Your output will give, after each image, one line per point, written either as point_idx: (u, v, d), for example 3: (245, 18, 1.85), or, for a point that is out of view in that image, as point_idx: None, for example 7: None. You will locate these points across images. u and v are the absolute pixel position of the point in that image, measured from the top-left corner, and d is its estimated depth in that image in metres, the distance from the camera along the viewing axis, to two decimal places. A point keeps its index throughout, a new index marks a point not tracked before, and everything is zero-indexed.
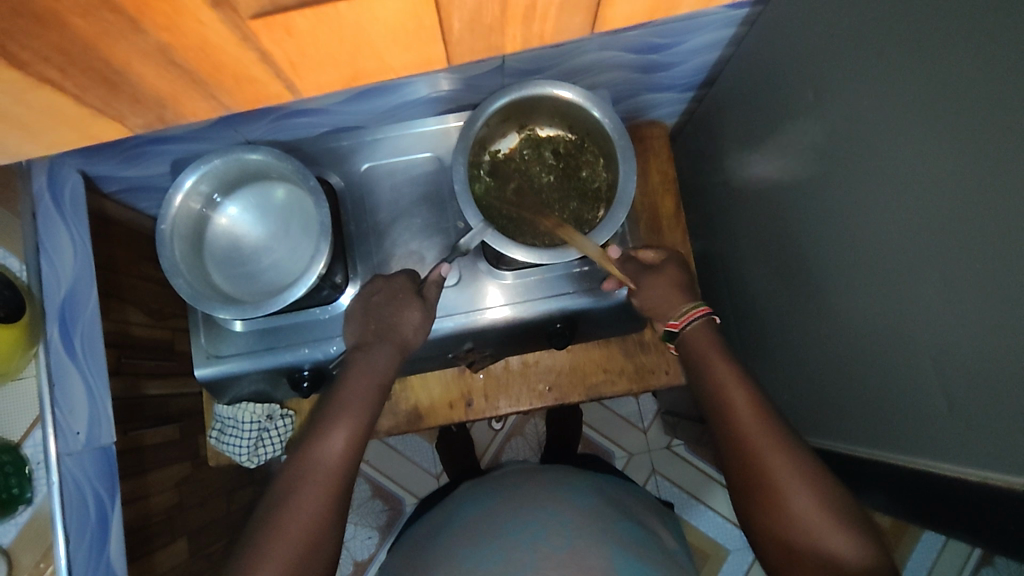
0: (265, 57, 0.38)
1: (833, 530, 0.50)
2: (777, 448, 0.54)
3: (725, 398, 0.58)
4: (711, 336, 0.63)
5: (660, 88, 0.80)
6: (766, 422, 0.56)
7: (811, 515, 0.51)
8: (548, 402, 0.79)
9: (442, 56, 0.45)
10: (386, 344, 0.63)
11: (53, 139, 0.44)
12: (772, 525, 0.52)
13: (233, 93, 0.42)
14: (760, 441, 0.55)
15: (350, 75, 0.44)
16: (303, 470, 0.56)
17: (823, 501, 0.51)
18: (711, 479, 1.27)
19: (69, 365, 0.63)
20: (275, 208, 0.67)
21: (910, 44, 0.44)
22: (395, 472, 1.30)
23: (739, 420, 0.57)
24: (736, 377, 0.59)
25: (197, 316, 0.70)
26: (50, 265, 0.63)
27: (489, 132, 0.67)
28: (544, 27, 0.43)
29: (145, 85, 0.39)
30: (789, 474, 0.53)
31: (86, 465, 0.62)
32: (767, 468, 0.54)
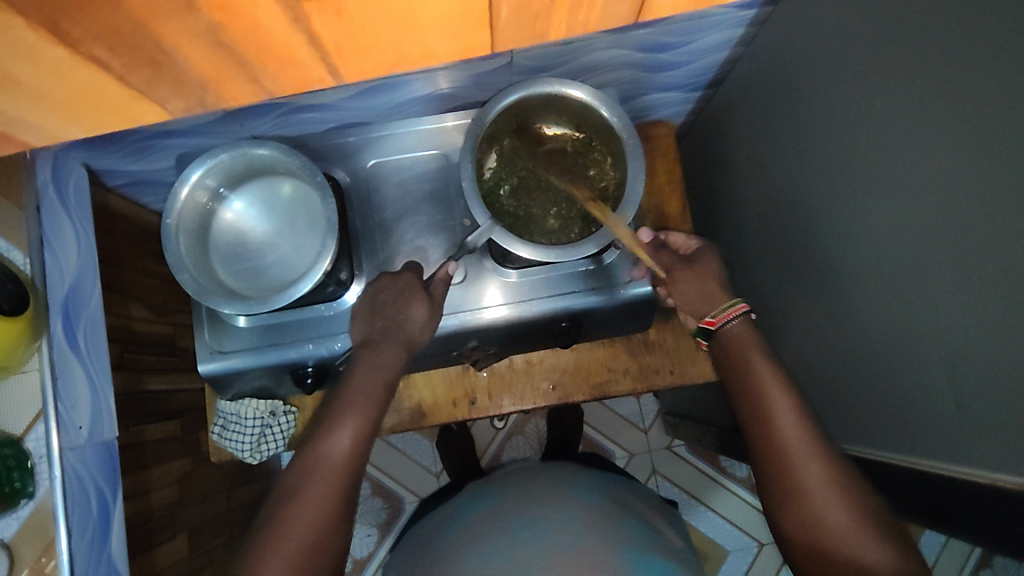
0: (312, 39, 0.40)
1: (863, 537, 0.49)
2: (811, 454, 0.53)
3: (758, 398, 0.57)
4: (750, 337, 0.61)
5: (667, 88, 0.80)
6: (801, 422, 0.54)
7: (840, 522, 0.50)
8: (551, 400, 0.80)
9: (485, 43, 0.47)
10: (393, 342, 0.63)
11: (93, 117, 0.45)
12: (797, 528, 0.52)
13: (268, 76, 0.44)
14: (793, 442, 0.54)
15: (392, 59, 0.46)
16: (308, 467, 0.56)
17: (856, 508, 0.50)
18: (712, 479, 1.27)
19: (72, 359, 0.62)
20: (281, 204, 0.66)
21: (920, 44, 0.44)
22: (396, 470, 1.30)
23: (773, 422, 0.55)
24: (772, 376, 0.57)
25: (201, 311, 0.69)
26: (54, 258, 0.62)
27: (496, 129, 0.67)
28: (589, 16, 0.45)
29: (190, 64, 0.41)
30: (822, 479, 0.52)
31: (87, 460, 0.62)
32: (798, 469, 0.52)
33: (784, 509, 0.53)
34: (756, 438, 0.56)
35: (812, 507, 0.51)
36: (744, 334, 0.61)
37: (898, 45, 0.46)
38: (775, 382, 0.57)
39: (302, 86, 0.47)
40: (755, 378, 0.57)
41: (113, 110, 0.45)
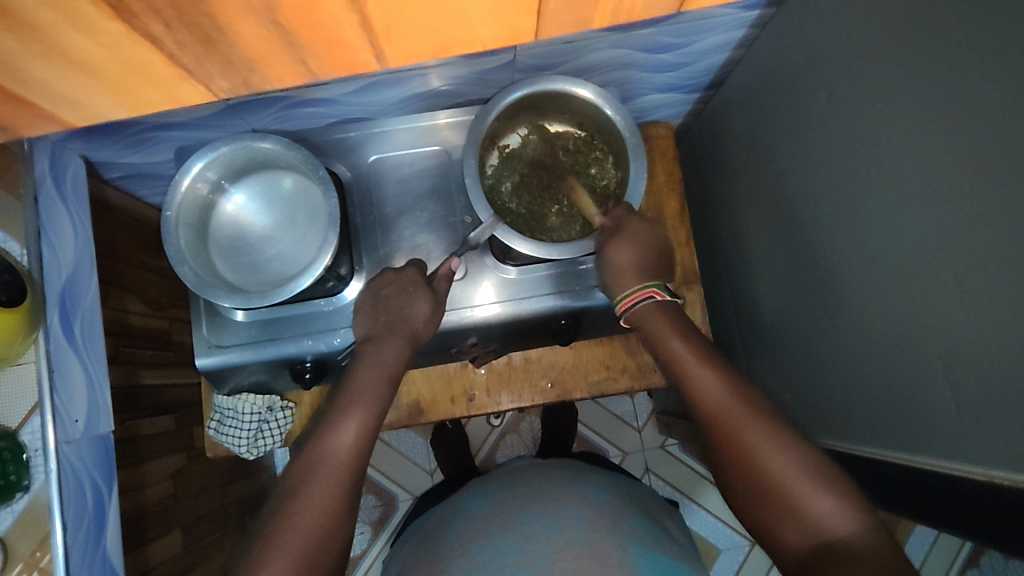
0: (364, 20, 0.40)
1: (811, 489, 0.49)
2: (746, 418, 0.54)
3: (687, 374, 0.58)
4: (659, 315, 0.62)
5: (667, 89, 0.80)
6: (731, 390, 0.56)
7: (785, 478, 0.50)
8: (549, 398, 0.80)
9: (530, 29, 0.47)
10: (396, 337, 0.63)
11: (135, 97, 0.45)
12: (751, 495, 0.52)
13: (309, 60, 0.44)
14: (731, 410, 0.55)
15: (440, 42, 0.46)
16: (313, 462, 0.56)
17: (800, 461, 0.50)
18: (704, 478, 1.28)
19: (69, 352, 0.62)
20: (282, 197, 0.66)
21: (920, 47, 0.45)
22: (389, 467, 1.29)
23: (706, 396, 0.56)
24: (690, 346, 0.59)
25: (199, 305, 0.69)
26: (50, 250, 0.62)
27: (499, 126, 0.67)
28: (635, 3, 0.45)
29: (243, 44, 0.41)
30: (762, 438, 0.52)
31: (83, 453, 0.61)
32: (738, 434, 0.53)
33: (734, 478, 0.53)
34: (699, 411, 0.57)
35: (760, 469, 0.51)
36: (651, 310, 0.62)
37: (898, 48, 0.47)
38: (696, 354, 0.58)
39: (344, 70, 0.47)
40: (675, 352, 0.59)
41: (145, 91, 0.45)
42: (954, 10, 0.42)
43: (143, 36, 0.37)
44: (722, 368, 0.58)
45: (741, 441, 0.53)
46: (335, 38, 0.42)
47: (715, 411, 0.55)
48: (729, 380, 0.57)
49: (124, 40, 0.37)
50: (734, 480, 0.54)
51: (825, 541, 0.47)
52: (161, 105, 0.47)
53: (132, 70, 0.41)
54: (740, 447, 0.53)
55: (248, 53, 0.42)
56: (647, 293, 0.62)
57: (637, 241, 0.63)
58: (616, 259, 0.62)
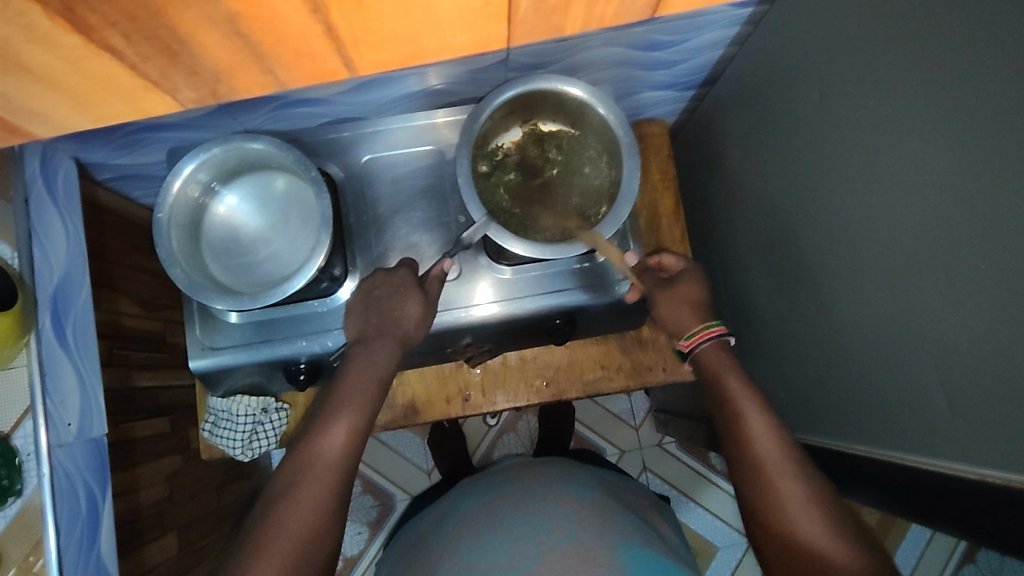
0: (328, 31, 0.39)
1: (837, 548, 0.49)
2: (787, 471, 0.54)
3: (738, 416, 0.58)
4: (722, 356, 0.63)
5: (661, 87, 0.80)
6: (777, 441, 0.56)
7: (820, 538, 0.50)
8: (545, 397, 0.80)
9: (500, 35, 0.46)
10: (387, 339, 0.63)
11: (105, 107, 0.45)
12: (776, 543, 0.53)
13: (278, 69, 0.44)
14: (771, 458, 0.55)
15: (408, 51, 0.45)
16: (302, 465, 0.56)
17: (832, 523, 0.51)
18: (701, 476, 1.28)
19: (61, 356, 0.61)
20: (275, 198, 0.66)
21: (914, 45, 0.44)
22: (386, 467, 1.29)
23: (754, 440, 0.57)
24: (747, 391, 0.60)
25: (193, 307, 0.69)
26: (43, 253, 0.62)
27: (493, 126, 0.67)
28: (606, 11, 0.45)
29: (206, 54, 0.40)
30: (799, 493, 0.53)
31: (76, 457, 0.61)
32: (776, 486, 0.54)
33: (763, 526, 0.54)
34: (739, 456, 0.57)
35: (792, 521, 0.52)
36: (715, 351, 0.64)
37: (891, 46, 0.47)
38: (750, 398, 0.59)
39: (316, 79, 0.46)
40: (732, 393, 0.60)
41: (114, 102, 0.44)
42: (946, 8, 0.41)
43: (104, 49, 0.37)
44: (771, 417, 0.58)
45: (774, 490, 0.53)
46: (304, 48, 0.41)
47: (753, 456, 0.56)
48: (777, 431, 0.57)
49: (82, 52, 0.37)
50: (760, 525, 0.54)
51: None
52: (130, 115, 0.47)
53: (112, 80, 0.41)
54: (774, 492, 0.53)
55: (221, 62, 0.42)
56: (715, 332, 0.64)
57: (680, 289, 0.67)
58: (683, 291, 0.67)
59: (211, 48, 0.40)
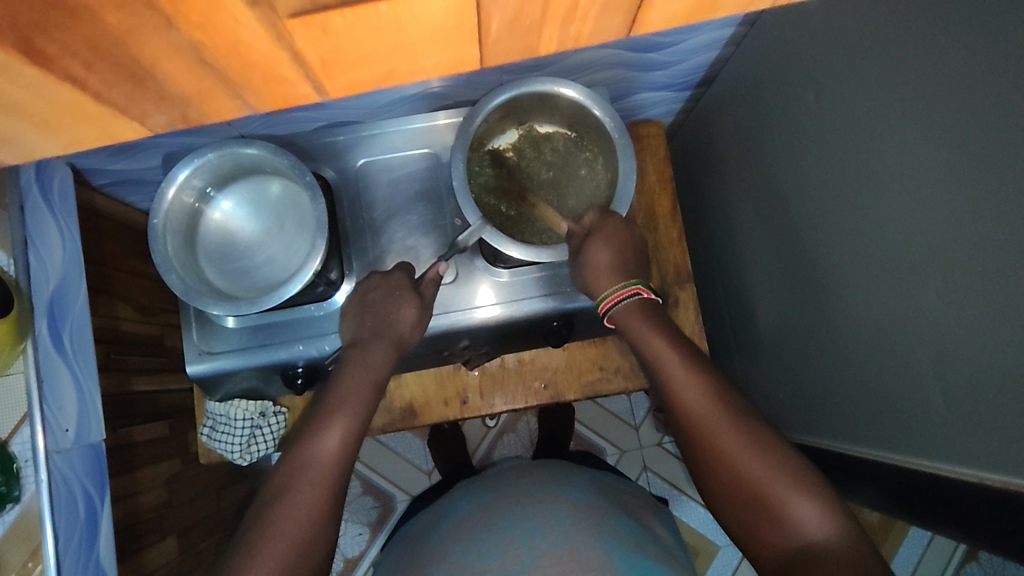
0: (296, 56, 0.37)
1: (791, 496, 0.49)
2: (725, 423, 0.54)
3: (667, 373, 0.58)
4: (632, 316, 0.62)
5: (657, 87, 0.80)
6: (707, 393, 0.56)
7: (769, 483, 0.50)
8: (543, 399, 0.80)
9: (477, 56, 0.42)
10: (382, 342, 0.63)
11: (72, 135, 0.42)
12: (731, 503, 0.53)
13: (249, 95, 0.41)
14: (711, 418, 0.55)
15: (382, 74, 0.42)
16: (296, 467, 0.56)
17: (776, 464, 0.51)
18: None
19: (58, 362, 0.62)
20: (269, 202, 0.66)
21: (913, 47, 0.44)
22: (387, 468, 1.29)
23: (686, 398, 0.56)
24: (673, 350, 0.59)
25: (189, 312, 0.69)
26: (38, 259, 0.63)
27: (489, 127, 0.66)
28: (581, 31, 0.40)
29: (174, 82, 0.38)
30: (740, 443, 0.53)
31: (75, 463, 0.61)
32: (718, 442, 0.54)
33: (716, 485, 0.54)
34: (680, 417, 0.57)
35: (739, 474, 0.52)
36: (634, 309, 0.63)
37: (889, 46, 0.46)
38: (676, 356, 0.58)
39: (288, 103, 0.43)
40: (654, 352, 0.59)
41: (117, 135, 0.43)
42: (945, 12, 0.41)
43: (64, 78, 0.34)
44: (704, 375, 0.57)
45: (723, 450, 0.53)
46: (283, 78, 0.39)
47: (695, 417, 0.56)
48: (707, 381, 0.57)
49: (45, 82, 0.34)
50: (715, 484, 0.54)
51: (805, 548, 0.47)
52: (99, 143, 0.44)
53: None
54: (723, 456, 0.53)
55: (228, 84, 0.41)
56: (630, 291, 0.62)
57: (614, 240, 0.62)
58: (594, 259, 0.62)
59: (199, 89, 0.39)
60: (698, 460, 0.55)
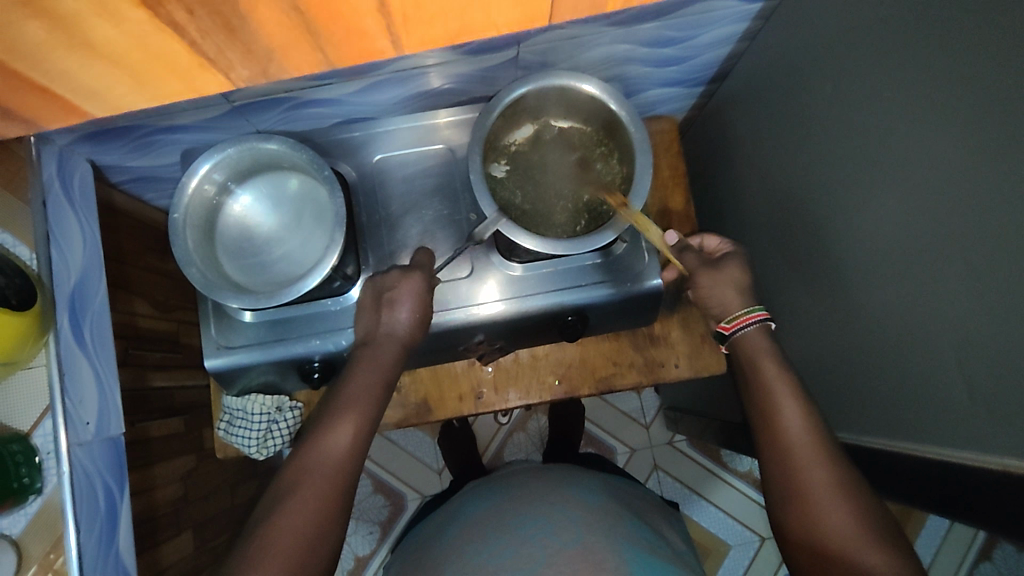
0: (381, 6, 0.40)
1: (830, 496, 0.52)
2: (819, 457, 0.54)
3: (768, 399, 0.59)
4: (765, 344, 0.62)
5: (670, 83, 0.80)
6: (808, 425, 0.56)
7: (845, 527, 0.50)
8: (557, 395, 0.80)
9: (544, 14, 0.47)
10: (391, 344, 0.63)
11: (160, 86, 0.46)
12: (772, 487, 0.56)
13: (328, 48, 0.44)
14: (782, 411, 0.57)
15: (455, 28, 0.46)
16: (310, 465, 0.56)
17: (855, 510, 0.51)
18: (712, 474, 1.28)
19: (79, 355, 0.62)
20: (288, 198, 0.66)
21: (928, 36, 0.44)
22: (397, 467, 1.30)
23: (785, 422, 0.57)
24: (785, 384, 0.59)
25: (208, 306, 0.69)
26: (60, 253, 0.62)
27: (504, 122, 0.67)
28: None
29: (264, 33, 0.41)
30: (823, 478, 0.53)
31: (95, 455, 0.62)
32: (801, 471, 0.54)
33: (783, 510, 0.54)
34: (768, 439, 0.57)
35: (809, 504, 0.52)
36: (762, 337, 0.63)
37: (903, 36, 0.46)
38: (788, 387, 0.59)
39: (363, 58, 0.47)
40: (763, 377, 0.60)
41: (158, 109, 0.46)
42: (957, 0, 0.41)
43: (166, 24, 0.38)
44: (792, 378, 0.59)
45: (783, 437, 0.56)
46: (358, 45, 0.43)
47: (763, 413, 0.59)
48: (810, 415, 0.57)
49: (147, 27, 0.38)
50: (783, 510, 0.54)
51: None
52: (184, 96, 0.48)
53: (168, 59, 0.42)
54: (781, 439, 0.56)
55: (277, 42, 0.42)
56: (763, 316, 0.63)
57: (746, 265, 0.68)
58: (730, 273, 0.67)
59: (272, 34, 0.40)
60: (775, 484, 0.55)
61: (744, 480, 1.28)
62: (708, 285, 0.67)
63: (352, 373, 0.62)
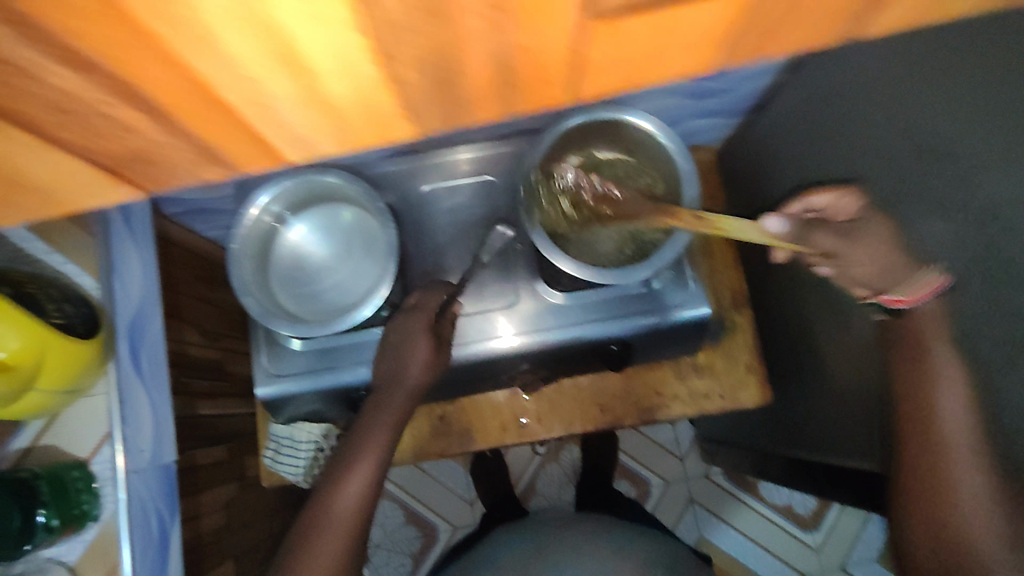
0: None
1: (979, 502, 0.50)
2: (977, 467, 0.49)
3: (929, 383, 0.51)
4: (942, 322, 0.50)
5: (709, 114, 0.81)
6: (971, 424, 0.50)
7: (977, 545, 0.50)
8: (600, 425, 0.79)
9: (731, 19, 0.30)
10: (402, 392, 0.63)
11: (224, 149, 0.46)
12: (905, 477, 0.54)
13: None
14: (940, 402, 0.51)
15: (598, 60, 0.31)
16: (318, 519, 0.60)
17: (1004, 529, 0.49)
18: (749, 506, 1.25)
19: (136, 383, 0.64)
20: (341, 227, 0.67)
21: (952, 71, 0.44)
22: (429, 497, 1.29)
23: (939, 417, 0.51)
24: (957, 371, 0.50)
25: (260, 335, 0.71)
26: (121, 283, 0.65)
27: (550, 154, 0.67)
28: None
29: None
30: (976, 488, 0.50)
31: (150, 483, 0.63)
32: (949, 475, 0.51)
33: (909, 502, 0.54)
34: (912, 423, 0.53)
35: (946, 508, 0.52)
36: (941, 308, 0.49)
37: (921, 73, 0.46)
38: (954, 373, 0.50)
39: None
40: (928, 354, 0.51)
41: None
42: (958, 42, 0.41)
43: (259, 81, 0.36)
44: (963, 367, 0.50)
45: (930, 426, 0.52)
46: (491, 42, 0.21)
47: (911, 394, 0.53)
48: (977, 415, 0.49)
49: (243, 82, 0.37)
50: (911, 507, 0.54)
51: None
52: None
53: None
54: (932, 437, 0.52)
55: None
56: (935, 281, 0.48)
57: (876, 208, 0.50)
58: (873, 228, 0.48)
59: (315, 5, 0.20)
60: (918, 479, 0.53)
61: (781, 514, 1.25)
62: (866, 263, 0.47)
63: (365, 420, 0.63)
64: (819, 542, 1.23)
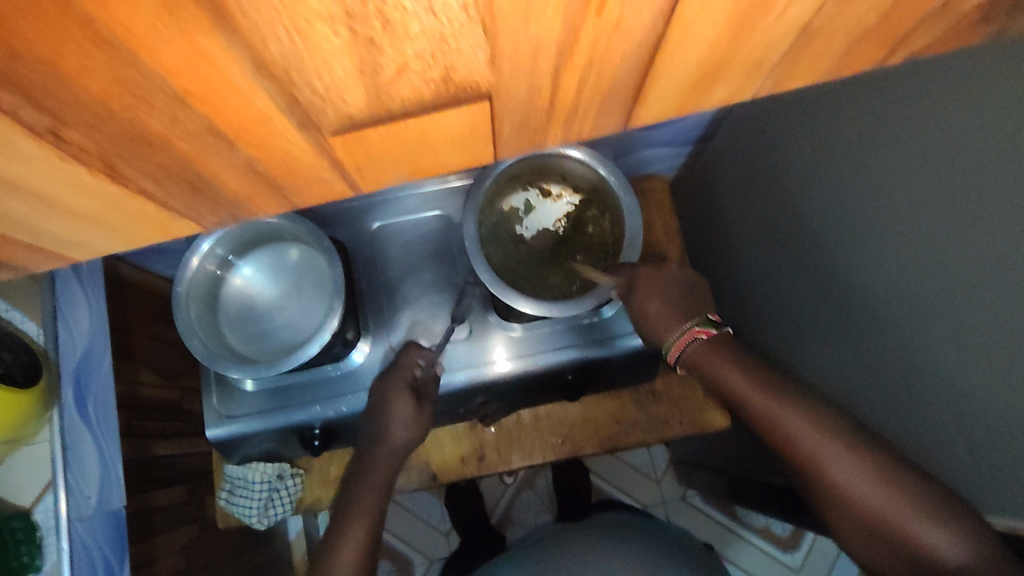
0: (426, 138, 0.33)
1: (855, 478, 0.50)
2: (816, 433, 0.52)
3: (731, 387, 0.58)
4: (718, 344, 0.61)
5: (660, 143, 0.83)
6: (791, 404, 0.54)
7: (889, 513, 0.48)
8: (561, 455, 0.79)
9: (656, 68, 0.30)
10: (383, 448, 0.66)
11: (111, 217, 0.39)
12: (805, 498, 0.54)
13: None
14: (760, 401, 0.56)
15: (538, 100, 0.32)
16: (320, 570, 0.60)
17: (866, 467, 0.50)
18: (727, 529, 1.25)
19: (82, 429, 0.64)
20: (288, 267, 0.68)
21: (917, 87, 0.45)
22: (404, 531, 1.27)
23: (782, 425, 0.54)
24: (745, 376, 0.57)
25: (210, 376, 0.70)
26: (66, 329, 0.65)
27: (497, 188, 0.68)
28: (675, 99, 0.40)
29: None
30: (845, 467, 0.50)
31: (96, 530, 0.62)
32: (820, 466, 0.51)
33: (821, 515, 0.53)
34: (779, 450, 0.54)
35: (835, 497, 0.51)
36: (706, 350, 0.61)
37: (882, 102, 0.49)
38: (753, 386, 0.57)
39: None
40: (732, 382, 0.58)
41: None
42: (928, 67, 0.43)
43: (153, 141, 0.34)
44: (765, 381, 0.57)
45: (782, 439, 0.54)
46: None
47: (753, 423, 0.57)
48: (799, 403, 0.54)
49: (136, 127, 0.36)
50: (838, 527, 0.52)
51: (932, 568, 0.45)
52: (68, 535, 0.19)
53: None
54: (809, 472, 0.52)
55: None
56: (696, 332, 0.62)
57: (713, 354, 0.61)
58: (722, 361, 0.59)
59: (370, 28, 0.22)
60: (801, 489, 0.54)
61: (761, 536, 1.24)
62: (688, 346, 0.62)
63: (359, 478, 0.66)
64: (799, 563, 1.22)
